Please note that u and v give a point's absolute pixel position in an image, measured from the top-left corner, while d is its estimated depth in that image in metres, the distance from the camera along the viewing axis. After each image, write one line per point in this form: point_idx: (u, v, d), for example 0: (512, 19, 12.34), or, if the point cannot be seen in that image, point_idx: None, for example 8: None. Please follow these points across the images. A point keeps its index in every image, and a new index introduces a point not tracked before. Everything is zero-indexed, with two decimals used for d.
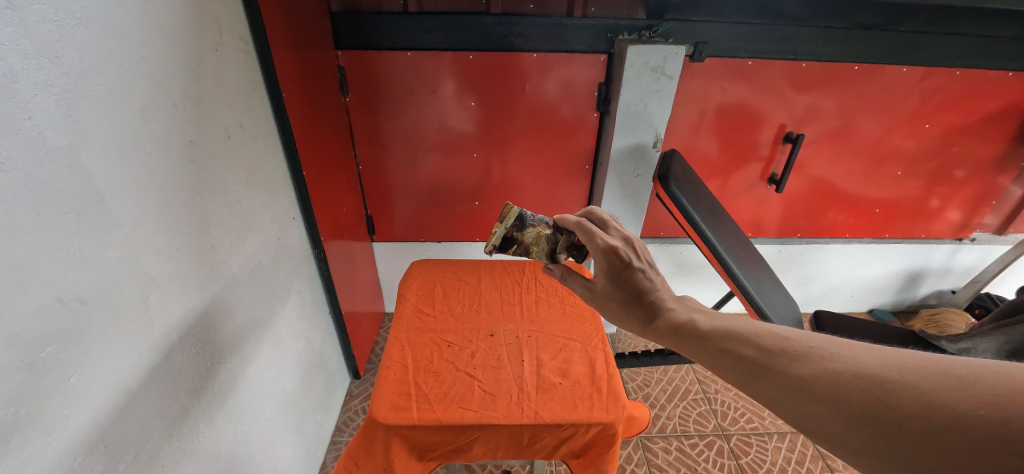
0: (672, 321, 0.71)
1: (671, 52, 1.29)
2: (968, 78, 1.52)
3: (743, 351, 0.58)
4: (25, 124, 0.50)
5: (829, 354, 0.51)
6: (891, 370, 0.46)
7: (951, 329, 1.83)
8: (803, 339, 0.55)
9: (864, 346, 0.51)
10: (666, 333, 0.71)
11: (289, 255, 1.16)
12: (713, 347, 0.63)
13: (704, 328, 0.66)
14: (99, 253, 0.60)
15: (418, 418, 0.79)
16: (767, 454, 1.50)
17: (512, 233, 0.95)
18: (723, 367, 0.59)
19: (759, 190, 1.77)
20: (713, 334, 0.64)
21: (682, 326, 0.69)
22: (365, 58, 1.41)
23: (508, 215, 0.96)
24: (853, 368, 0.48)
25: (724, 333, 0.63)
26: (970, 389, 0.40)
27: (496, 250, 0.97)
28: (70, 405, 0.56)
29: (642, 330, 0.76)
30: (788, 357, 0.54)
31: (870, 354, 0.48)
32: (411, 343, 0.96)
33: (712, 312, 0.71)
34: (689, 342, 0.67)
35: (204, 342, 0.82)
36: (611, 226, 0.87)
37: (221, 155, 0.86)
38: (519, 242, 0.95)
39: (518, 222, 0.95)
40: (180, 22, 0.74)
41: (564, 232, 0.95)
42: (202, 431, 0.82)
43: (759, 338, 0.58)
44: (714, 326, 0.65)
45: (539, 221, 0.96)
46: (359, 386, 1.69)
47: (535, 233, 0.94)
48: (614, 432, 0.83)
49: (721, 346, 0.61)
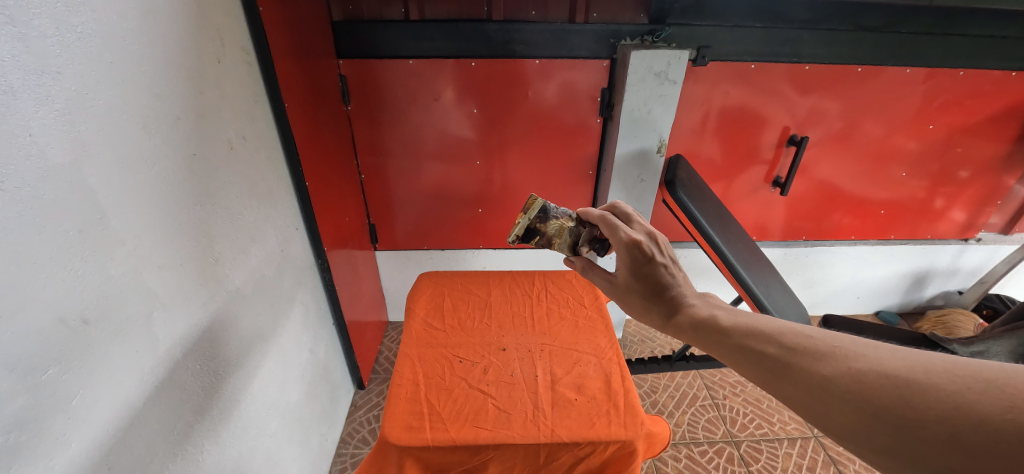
0: (693, 316, 0.70)
1: (674, 57, 1.28)
2: (971, 78, 1.52)
3: (766, 348, 0.58)
4: (25, 141, 0.49)
5: (853, 354, 0.50)
6: (917, 372, 0.45)
7: (959, 330, 1.82)
8: (827, 338, 0.54)
9: (889, 346, 0.50)
10: (687, 329, 0.70)
11: (292, 265, 1.14)
12: (735, 343, 0.62)
13: (727, 324, 0.65)
14: (100, 270, 0.58)
15: (431, 439, 0.77)
16: (778, 461, 1.48)
17: (536, 224, 0.96)
18: (745, 365, 0.59)
19: (763, 193, 1.76)
20: (735, 330, 0.63)
21: (704, 322, 0.68)
22: (366, 67, 1.40)
23: (533, 206, 0.98)
24: (878, 368, 0.47)
25: (746, 330, 0.62)
26: (998, 393, 0.39)
27: (519, 240, 0.98)
28: (74, 427, 0.55)
29: (660, 325, 0.75)
30: (811, 355, 0.53)
31: (895, 355, 0.48)
32: (422, 359, 0.94)
33: (734, 309, 0.70)
34: (711, 338, 0.66)
35: (208, 357, 0.80)
36: (634, 220, 0.86)
37: (223, 167, 0.85)
38: (542, 233, 0.96)
39: (542, 214, 0.97)
40: (181, 34, 0.73)
41: (586, 226, 0.95)
42: (207, 448, 0.80)
43: (783, 336, 0.58)
44: (737, 323, 0.64)
45: (562, 214, 0.97)
46: (364, 397, 1.67)
47: (558, 224, 0.95)
48: (633, 449, 0.81)
49: (743, 342, 0.61)
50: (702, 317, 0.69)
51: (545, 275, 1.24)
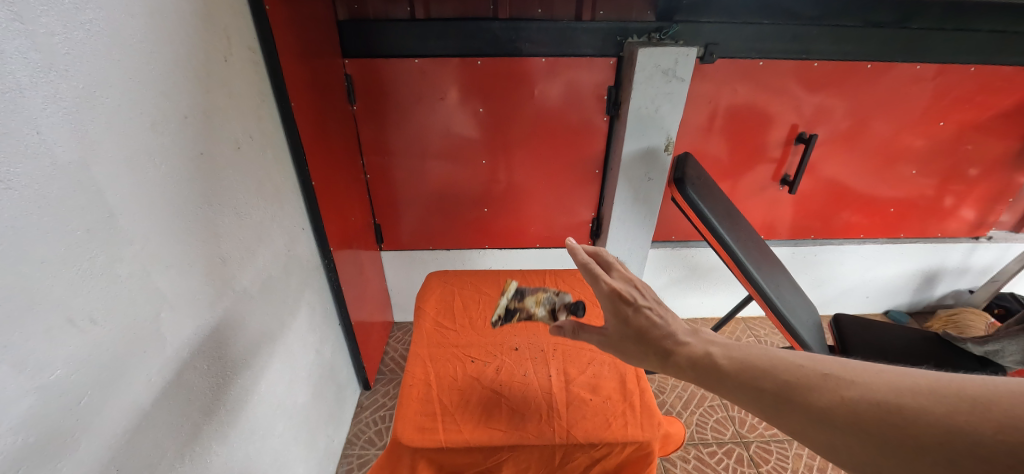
0: (689, 354, 0.65)
1: (682, 54, 1.27)
2: (982, 74, 1.50)
3: (761, 383, 0.55)
4: (33, 139, 0.48)
5: (843, 380, 0.49)
6: (906, 395, 0.44)
7: (971, 330, 1.79)
8: (816, 365, 0.52)
9: (876, 367, 0.49)
10: (686, 369, 0.65)
11: (299, 266, 1.14)
12: (732, 380, 0.58)
13: (723, 360, 0.61)
14: (108, 270, 0.58)
15: (444, 440, 0.77)
16: (788, 462, 1.46)
17: (513, 302, 1.08)
18: (746, 403, 0.56)
19: (770, 191, 1.74)
20: (731, 366, 0.59)
21: (702, 361, 0.63)
22: (372, 67, 1.40)
23: (509, 290, 1.12)
24: (868, 395, 0.46)
25: (740, 366, 0.59)
26: (986, 413, 0.39)
27: (501, 321, 1.05)
28: (83, 429, 0.55)
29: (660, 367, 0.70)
30: (804, 386, 0.51)
31: (881, 378, 0.47)
32: (433, 358, 0.94)
33: (727, 342, 0.66)
34: (711, 379, 0.61)
35: (215, 358, 0.80)
36: (615, 268, 0.84)
37: (231, 166, 0.85)
38: (521, 308, 1.07)
39: (517, 294, 1.10)
40: (190, 32, 0.73)
41: (558, 296, 1.08)
42: (214, 449, 0.79)
43: (774, 368, 0.56)
44: (731, 358, 0.61)
45: (536, 291, 1.11)
46: (370, 397, 1.66)
47: (533, 297, 1.08)
48: (649, 451, 0.80)
49: (739, 379, 0.58)
50: (699, 355, 0.64)
51: (555, 274, 1.23)
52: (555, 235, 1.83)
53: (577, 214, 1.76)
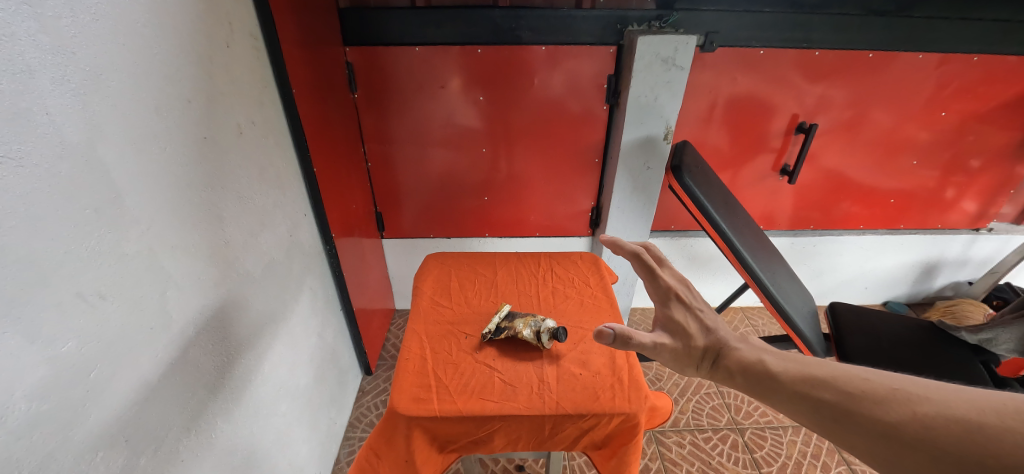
0: (740, 360, 0.65)
1: (681, 42, 1.27)
2: (985, 64, 1.49)
3: (820, 394, 0.53)
4: (43, 119, 0.50)
5: (915, 396, 0.46)
6: (990, 415, 0.41)
7: (968, 320, 1.79)
8: (885, 380, 0.50)
9: (956, 387, 0.46)
10: (737, 374, 0.64)
11: (301, 251, 1.16)
12: (786, 390, 0.57)
13: (777, 369, 0.60)
14: (116, 249, 0.60)
15: (439, 410, 0.79)
16: (782, 448, 1.48)
17: (502, 323, 0.95)
18: (799, 412, 0.54)
19: (770, 181, 1.75)
20: (787, 376, 0.58)
21: (753, 367, 0.62)
22: (373, 55, 1.41)
23: (501, 311, 0.99)
24: (945, 411, 0.43)
25: (797, 375, 0.57)
26: None
27: (488, 339, 0.94)
28: (93, 399, 0.57)
29: (704, 371, 0.69)
30: (870, 400, 0.49)
31: (961, 396, 0.44)
32: (429, 335, 0.96)
33: (783, 354, 0.64)
34: (763, 386, 0.60)
35: (219, 337, 0.82)
36: (667, 265, 0.86)
37: (233, 151, 0.86)
38: (508, 328, 0.93)
39: (509, 315, 0.97)
40: (192, 17, 0.74)
41: (546, 319, 0.93)
42: (219, 426, 0.82)
43: (837, 380, 0.53)
44: (787, 367, 0.59)
45: (527, 313, 0.96)
46: (371, 382, 1.70)
47: (521, 318, 0.93)
48: (636, 422, 0.83)
49: (796, 389, 0.56)
50: (751, 362, 0.63)
51: (551, 257, 1.25)
52: (555, 224, 1.84)
53: (576, 203, 1.77)
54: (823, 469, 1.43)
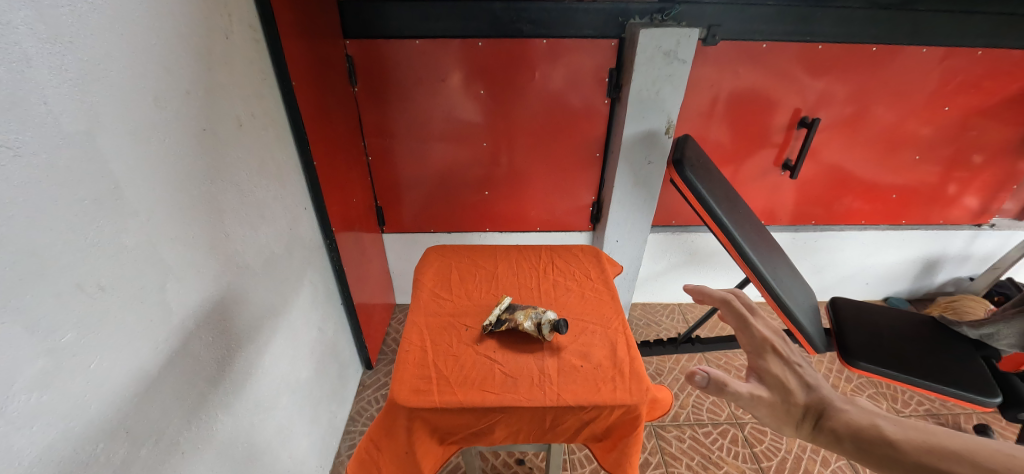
0: (850, 422, 0.53)
1: (684, 35, 1.26)
2: (989, 58, 1.48)
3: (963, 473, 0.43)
4: (41, 109, 0.49)
5: None
6: None
7: (969, 315, 1.78)
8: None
9: None
10: (845, 439, 0.52)
11: (301, 244, 1.16)
12: (915, 465, 0.47)
13: (899, 438, 0.49)
14: (115, 240, 0.59)
15: (439, 401, 0.79)
16: (782, 442, 1.49)
17: (502, 315, 0.94)
18: None
19: (772, 176, 1.74)
20: (914, 446, 0.48)
21: (869, 433, 0.51)
22: (373, 48, 1.40)
23: (502, 303, 0.99)
24: None
25: (925, 446, 0.47)
26: None
27: (489, 331, 0.93)
28: (93, 391, 0.57)
29: (803, 434, 0.57)
30: None
31: None
32: (430, 327, 0.95)
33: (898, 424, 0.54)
34: (885, 456, 0.49)
35: (220, 330, 0.82)
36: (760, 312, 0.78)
37: (233, 143, 0.86)
38: (508, 319, 0.92)
39: (510, 306, 0.96)
40: (191, 7, 0.73)
41: (547, 310, 0.92)
42: (220, 418, 0.82)
43: (978, 456, 0.44)
44: (912, 436, 0.49)
45: (528, 305, 0.96)
46: (372, 377, 1.70)
47: (521, 309, 0.93)
48: (637, 414, 0.83)
49: (924, 462, 0.46)
50: (864, 426, 0.52)
51: (552, 250, 1.24)
52: (556, 218, 1.84)
53: (577, 198, 1.77)
54: (823, 464, 1.43)
